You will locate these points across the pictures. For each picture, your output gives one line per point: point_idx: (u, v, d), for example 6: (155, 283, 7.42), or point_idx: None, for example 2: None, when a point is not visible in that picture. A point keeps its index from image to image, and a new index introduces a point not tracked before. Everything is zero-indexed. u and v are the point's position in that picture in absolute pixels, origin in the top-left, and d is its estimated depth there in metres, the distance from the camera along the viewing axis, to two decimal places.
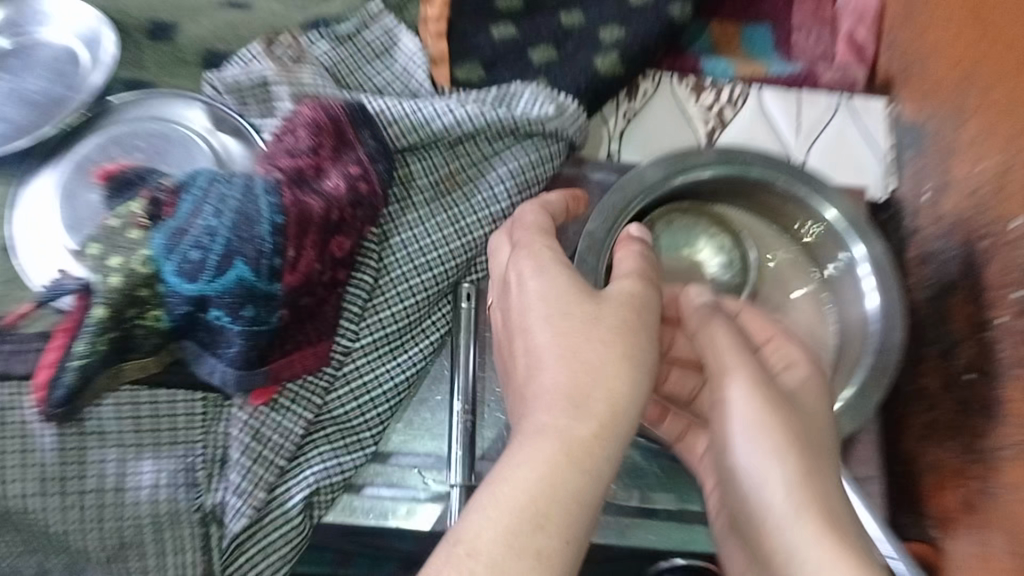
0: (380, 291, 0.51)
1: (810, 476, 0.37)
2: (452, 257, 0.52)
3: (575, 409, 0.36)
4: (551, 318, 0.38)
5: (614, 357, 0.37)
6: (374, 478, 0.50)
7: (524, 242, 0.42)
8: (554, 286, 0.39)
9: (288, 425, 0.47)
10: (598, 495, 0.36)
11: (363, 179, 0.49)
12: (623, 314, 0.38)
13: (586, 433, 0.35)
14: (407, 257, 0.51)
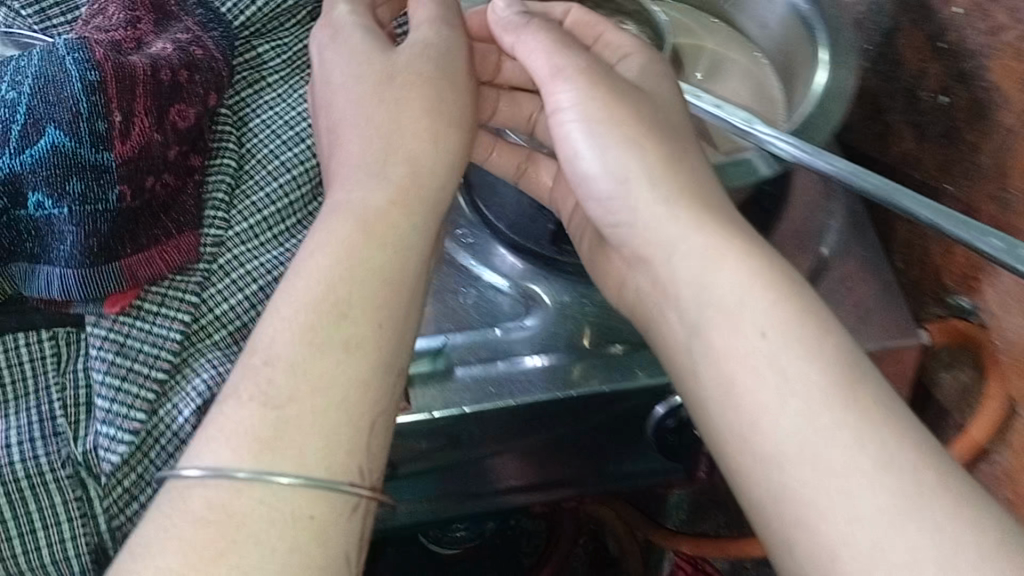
0: (248, 171, 0.47)
1: (666, 165, 0.38)
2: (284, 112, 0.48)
3: (377, 174, 0.36)
4: (359, 91, 0.38)
5: (426, 104, 0.38)
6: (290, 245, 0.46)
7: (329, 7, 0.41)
8: (353, 43, 0.39)
9: (165, 333, 0.43)
10: (427, 247, 0.35)
11: (213, 57, 0.45)
12: (424, 66, 0.39)
13: (381, 199, 0.35)
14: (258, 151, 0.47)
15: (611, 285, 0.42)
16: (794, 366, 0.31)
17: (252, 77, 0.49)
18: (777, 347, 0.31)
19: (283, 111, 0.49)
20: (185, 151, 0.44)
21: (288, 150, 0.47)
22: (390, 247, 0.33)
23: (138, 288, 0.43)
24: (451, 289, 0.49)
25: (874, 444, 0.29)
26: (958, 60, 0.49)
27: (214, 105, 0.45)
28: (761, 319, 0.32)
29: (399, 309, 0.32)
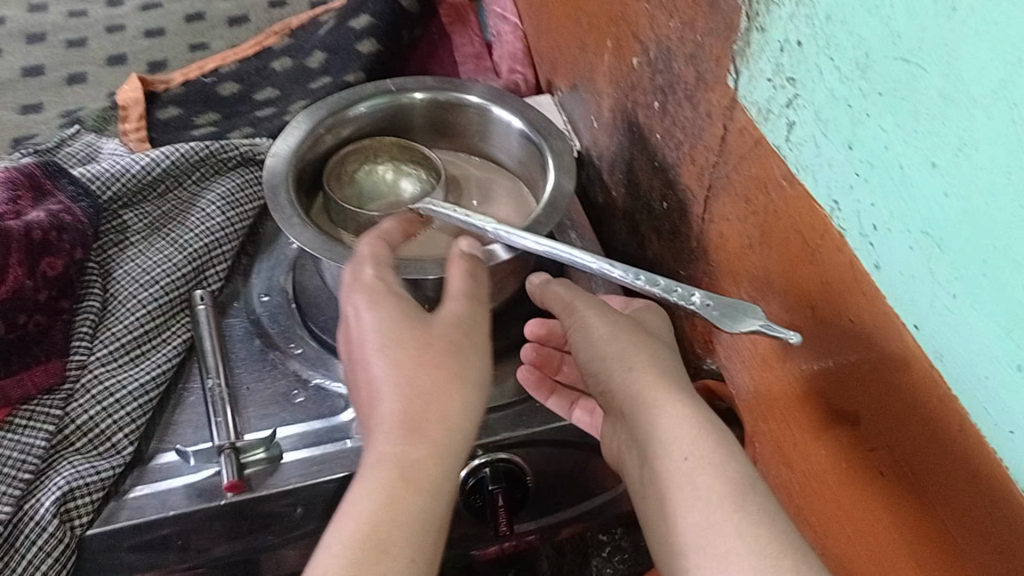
0: (107, 315, 0.68)
1: (628, 336, 0.55)
2: (180, 268, 0.72)
3: (413, 432, 0.45)
4: (387, 349, 0.49)
5: (434, 374, 0.47)
6: (135, 381, 0.65)
7: (357, 277, 0.54)
8: (389, 315, 0.51)
9: (32, 440, 0.60)
10: (446, 495, 0.45)
11: (38, 226, 0.66)
12: (439, 330, 0.50)
13: (418, 456, 0.45)
14: (127, 313, 0.69)
15: (610, 451, 0.58)
16: (701, 478, 0.48)
17: (117, 237, 0.74)
18: (698, 466, 0.48)
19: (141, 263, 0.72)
20: (56, 297, 0.66)
21: (148, 294, 0.70)
22: (424, 485, 0.44)
23: (9, 407, 0.61)
24: (287, 392, 0.66)
25: (757, 529, 0.45)
26: (665, 173, 0.68)
27: (81, 257, 0.68)
28: (686, 447, 0.49)
29: (436, 491, 0.44)
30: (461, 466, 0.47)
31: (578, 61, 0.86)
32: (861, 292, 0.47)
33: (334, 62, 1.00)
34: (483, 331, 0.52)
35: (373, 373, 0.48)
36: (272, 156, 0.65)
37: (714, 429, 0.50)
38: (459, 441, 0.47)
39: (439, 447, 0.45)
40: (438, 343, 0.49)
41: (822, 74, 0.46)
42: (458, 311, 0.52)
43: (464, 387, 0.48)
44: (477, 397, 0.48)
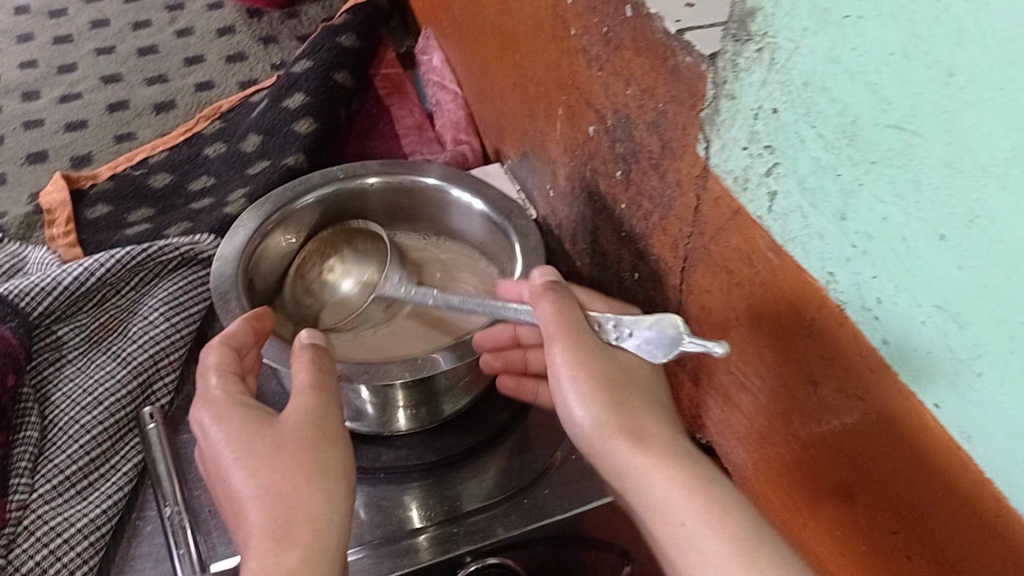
0: (48, 445, 0.63)
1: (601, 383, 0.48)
2: (124, 385, 0.67)
3: (283, 537, 0.43)
4: (238, 461, 0.47)
5: (302, 475, 0.46)
6: (84, 518, 0.59)
7: (202, 392, 0.52)
8: (234, 424, 0.49)
9: None
10: None
11: None
12: (290, 428, 0.48)
13: (292, 559, 0.43)
14: (69, 441, 0.63)
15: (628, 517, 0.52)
16: (705, 542, 0.42)
17: (52, 355, 0.68)
18: (697, 532, 0.42)
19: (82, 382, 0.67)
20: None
21: (91, 418, 0.64)
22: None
23: None
24: None
25: None
26: (634, 242, 0.66)
27: (13, 385, 0.63)
28: (682, 513, 0.43)
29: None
30: (341, 559, 0.45)
31: (527, 129, 0.84)
32: (867, 365, 0.44)
33: (270, 145, 0.96)
34: (335, 424, 0.50)
35: (232, 487, 0.46)
36: (218, 260, 0.61)
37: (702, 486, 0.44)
38: (327, 534, 0.45)
39: (317, 546, 0.44)
40: (295, 444, 0.47)
41: (804, 141, 0.44)
42: (303, 403, 0.50)
43: (331, 484, 0.47)
44: (342, 495, 0.47)
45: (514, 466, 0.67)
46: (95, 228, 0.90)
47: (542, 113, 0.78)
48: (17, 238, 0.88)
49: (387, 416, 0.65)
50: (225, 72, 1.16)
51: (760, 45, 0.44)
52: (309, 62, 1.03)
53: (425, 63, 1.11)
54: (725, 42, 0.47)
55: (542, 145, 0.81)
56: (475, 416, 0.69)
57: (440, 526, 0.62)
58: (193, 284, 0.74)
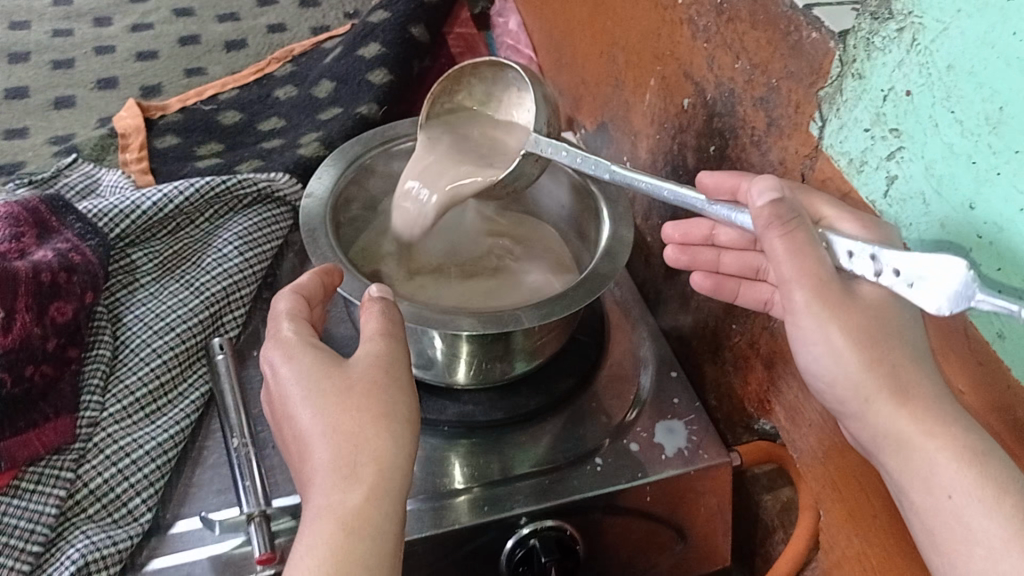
0: (119, 365, 0.63)
1: (846, 322, 0.43)
2: (196, 314, 0.67)
3: (348, 480, 0.43)
4: (306, 400, 0.47)
5: (371, 418, 0.45)
6: (152, 440, 0.60)
7: (274, 332, 0.51)
8: (302, 365, 0.48)
9: (43, 506, 0.54)
10: (394, 531, 0.43)
11: (42, 270, 0.61)
12: (359, 370, 0.47)
13: (355, 500, 0.43)
14: (141, 364, 0.63)
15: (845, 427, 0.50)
16: (976, 521, 0.39)
17: (126, 279, 0.68)
18: (968, 508, 0.40)
19: (154, 307, 0.67)
20: (63, 345, 0.60)
21: (162, 343, 0.64)
22: (376, 525, 0.43)
23: (17, 468, 0.55)
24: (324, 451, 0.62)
25: None
26: None
27: (91, 302, 0.63)
28: (950, 483, 0.41)
29: (385, 535, 0.43)
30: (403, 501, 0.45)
31: (609, 99, 0.83)
32: (977, 358, 0.44)
33: (343, 92, 0.96)
34: (404, 365, 0.49)
35: (301, 422, 0.46)
36: (307, 196, 0.61)
37: (975, 454, 0.40)
38: (394, 480, 0.44)
39: (384, 489, 0.44)
40: (366, 384, 0.47)
41: (938, 126, 0.43)
42: (373, 343, 0.49)
43: (401, 428, 0.46)
44: (410, 436, 0.46)
45: (577, 432, 0.66)
46: (164, 157, 0.90)
47: (630, 83, 0.77)
48: (88, 160, 0.88)
49: (453, 367, 0.64)
50: (297, 16, 1.16)
51: (902, 25, 0.44)
52: (386, 11, 1.02)
53: (500, 27, 1.11)
54: (861, 20, 0.46)
55: (624, 116, 0.80)
56: (540, 380, 0.69)
57: (483, 486, 0.62)
58: (269, 222, 0.74)
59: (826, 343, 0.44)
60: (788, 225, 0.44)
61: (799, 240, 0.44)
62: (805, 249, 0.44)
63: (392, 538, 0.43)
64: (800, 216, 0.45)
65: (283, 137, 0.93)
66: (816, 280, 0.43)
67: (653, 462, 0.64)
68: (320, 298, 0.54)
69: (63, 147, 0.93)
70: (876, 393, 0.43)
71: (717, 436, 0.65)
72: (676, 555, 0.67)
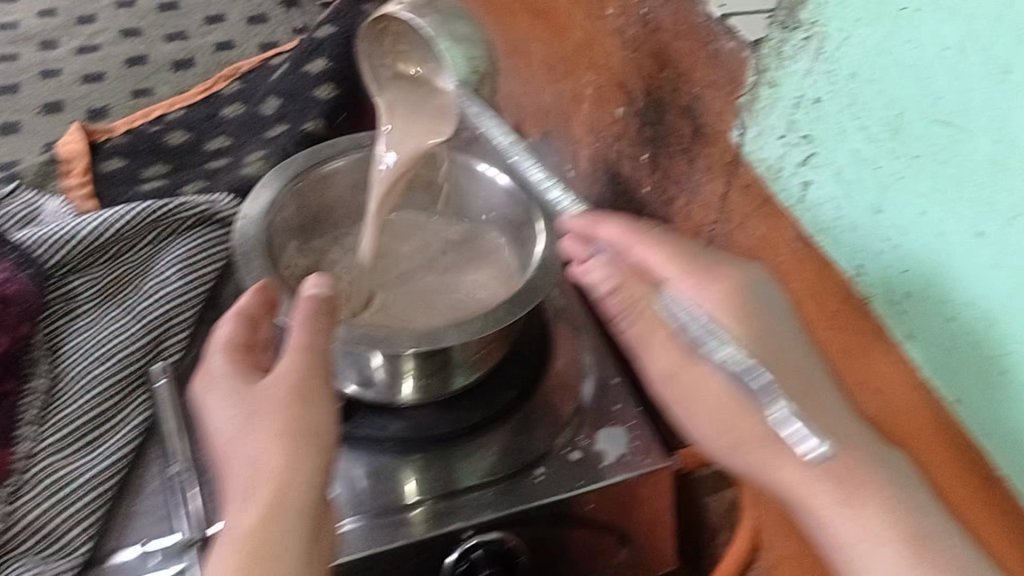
0: (58, 395, 0.63)
1: (705, 407, 0.46)
2: (136, 339, 0.67)
3: (245, 502, 0.46)
4: (221, 427, 0.49)
5: (270, 439, 0.48)
6: (91, 469, 0.59)
7: (206, 363, 0.53)
8: (221, 390, 0.51)
9: None
10: (297, 547, 0.45)
11: None
12: (269, 389, 0.50)
13: (248, 522, 0.45)
14: (79, 393, 0.63)
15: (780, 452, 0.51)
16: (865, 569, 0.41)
17: (65, 307, 0.68)
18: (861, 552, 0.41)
19: (93, 334, 0.67)
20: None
21: (100, 370, 0.64)
22: (270, 544, 0.45)
23: None
24: None
25: None
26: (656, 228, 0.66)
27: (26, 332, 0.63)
28: (837, 532, 0.42)
29: (285, 553, 0.45)
30: (310, 517, 0.47)
31: (551, 108, 0.83)
32: (884, 361, 0.44)
33: (289, 109, 0.95)
34: (321, 382, 0.50)
35: (220, 447, 0.49)
36: (241, 218, 0.61)
37: (863, 493, 0.41)
38: (292, 500, 0.46)
39: (284, 508, 0.46)
40: (271, 408, 0.49)
41: (845, 133, 0.43)
42: (286, 360, 0.50)
43: (305, 446, 0.48)
44: (316, 455, 0.48)
45: (522, 443, 0.66)
46: (109, 180, 0.90)
47: (569, 92, 0.78)
48: (32, 187, 0.88)
49: (397, 384, 0.64)
50: (245, 33, 1.15)
51: (808, 33, 0.44)
52: (331, 26, 1.02)
53: None
54: (771, 29, 0.47)
55: (565, 125, 0.80)
56: (484, 392, 0.69)
57: (437, 499, 0.63)
58: (211, 242, 0.74)
59: (700, 423, 0.47)
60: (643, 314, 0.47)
61: (646, 333, 0.47)
62: (649, 342, 0.47)
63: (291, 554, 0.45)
64: (642, 300, 0.47)
65: (229, 156, 0.93)
66: (676, 373, 0.47)
67: (597, 470, 0.64)
68: (260, 318, 0.56)
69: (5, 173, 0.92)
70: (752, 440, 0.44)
71: (660, 441, 0.66)
72: (621, 560, 0.67)
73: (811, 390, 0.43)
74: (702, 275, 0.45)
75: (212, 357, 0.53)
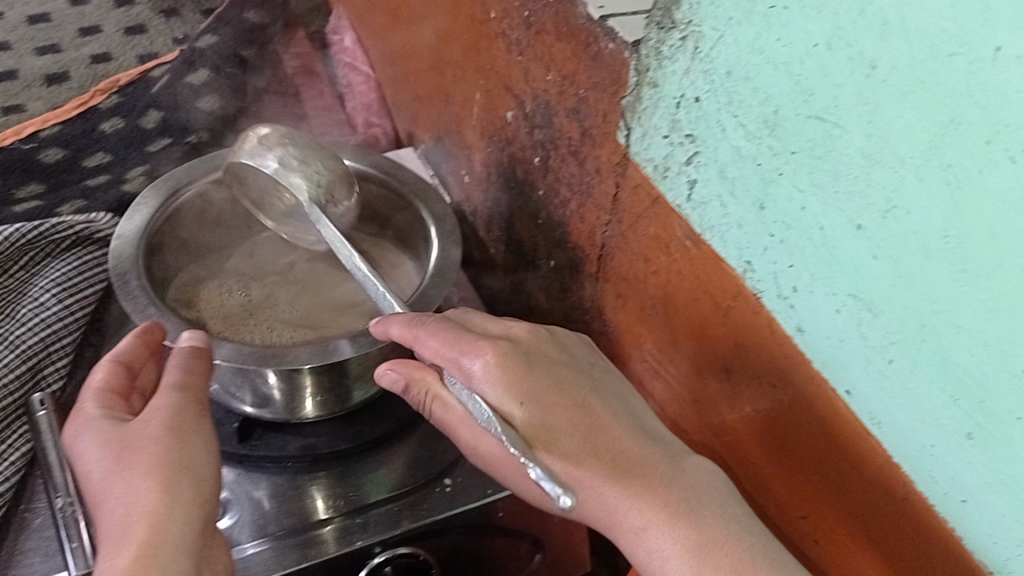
0: None
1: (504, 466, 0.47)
2: (12, 370, 0.63)
3: (120, 543, 0.44)
4: (93, 471, 0.48)
5: (145, 476, 0.46)
6: None
7: (78, 409, 0.51)
8: (91, 433, 0.49)
9: None
10: None
11: None
12: (144, 429, 0.48)
13: (124, 561, 0.43)
14: None
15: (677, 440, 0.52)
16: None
17: None
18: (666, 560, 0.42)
19: None
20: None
21: None
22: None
23: None
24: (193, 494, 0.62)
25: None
26: (552, 231, 0.66)
27: None
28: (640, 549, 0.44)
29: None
30: (190, 556, 0.45)
31: (442, 114, 0.83)
32: (780, 353, 0.45)
33: (172, 122, 0.92)
34: (194, 420, 0.50)
35: (91, 489, 0.48)
36: (117, 237, 0.58)
37: (666, 504, 0.43)
38: (170, 537, 0.45)
39: (161, 546, 0.44)
40: (144, 445, 0.48)
41: (725, 131, 0.44)
42: (159, 402, 0.50)
43: (181, 481, 0.47)
44: (192, 489, 0.47)
45: (427, 454, 0.66)
46: None
47: (459, 97, 0.77)
48: None
49: (295, 401, 0.62)
50: (123, 45, 1.11)
51: (684, 33, 0.44)
52: (213, 35, 0.99)
53: (336, 45, 1.08)
54: (649, 30, 0.47)
55: (458, 131, 0.80)
56: (386, 405, 0.68)
57: (345, 516, 0.61)
58: (91, 264, 0.71)
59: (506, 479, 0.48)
60: (436, 401, 0.49)
61: (443, 420, 0.49)
62: (447, 427, 0.49)
63: None
64: (430, 390, 0.49)
65: (110, 172, 0.89)
66: (477, 447, 0.48)
67: None
68: (142, 363, 0.54)
69: None
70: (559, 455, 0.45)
71: None
72: (538, 564, 0.66)
73: (587, 430, 0.45)
74: (467, 347, 0.46)
75: (83, 401, 0.51)
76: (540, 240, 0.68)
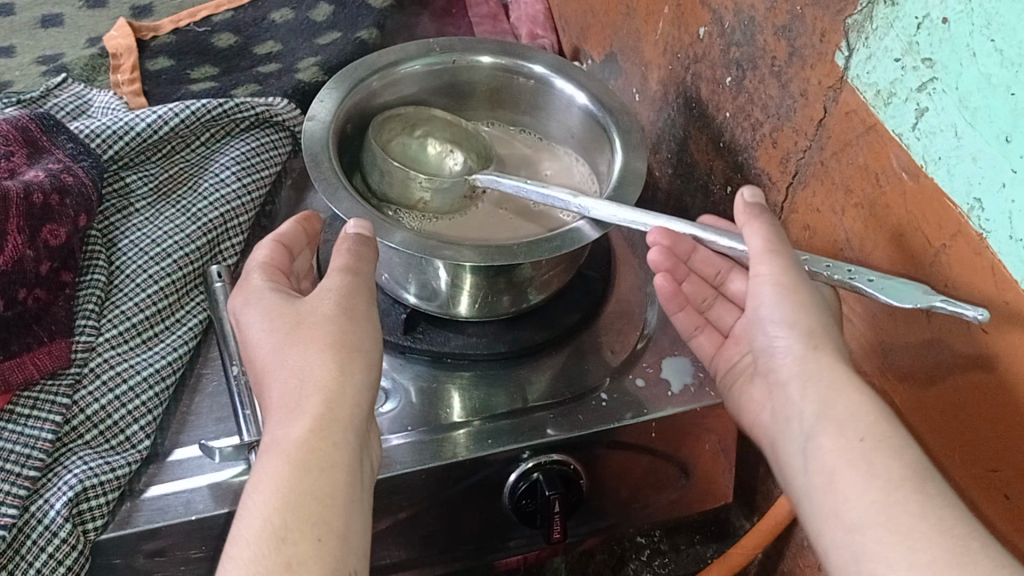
0: (117, 289, 0.62)
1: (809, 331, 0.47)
2: (193, 241, 0.65)
3: (293, 412, 0.45)
4: (265, 339, 0.49)
5: (320, 350, 0.47)
6: (149, 366, 0.59)
7: (245, 280, 0.53)
8: (262, 306, 0.50)
9: (38, 432, 0.53)
10: (345, 461, 0.45)
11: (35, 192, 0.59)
12: (321, 305, 0.49)
13: (296, 434, 0.44)
14: (137, 289, 0.62)
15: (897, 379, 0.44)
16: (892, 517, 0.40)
17: (121, 203, 0.67)
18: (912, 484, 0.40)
19: (146, 230, 0.65)
20: (56, 269, 0.59)
21: (156, 268, 0.63)
22: (324, 456, 0.44)
23: (11, 392, 0.54)
24: None
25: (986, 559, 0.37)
26: (734, 154, 0.64)
27: (85, 225, 0.61)
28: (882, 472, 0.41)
29: (335, 466, 0.44)
30: (357, 439, 0.46)
31: (620, 29, 0.80)
32: (1004, 304, 0.42)
33: (343, 17, 0.92)
34: (364, 304, 0.50)
35: (261, 357, 0.48)
36: (311, 120, 0.60)
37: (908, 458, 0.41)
38: (341, 418, 0.46)
39: (332, 424, 0.45)
40: (319, 322, 0.48)
41: (975, 56, 0.41)
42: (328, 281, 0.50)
43: (355, 363, 0.47)
44: (363, 371, 0.48)
45: (581, 368, 0.65)
46: (161, 79, 0.87)
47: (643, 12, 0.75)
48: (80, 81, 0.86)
49: (456, 299, 0.62)
50: None
51: None
52: None
53: None
54: None
55: (635, 47, 0.77)
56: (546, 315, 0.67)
57: (483, 420, 0.62)
58: (264, 147, 0.73)
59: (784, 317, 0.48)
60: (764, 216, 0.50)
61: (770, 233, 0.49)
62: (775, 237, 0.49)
63: (342, 470, 0.44)
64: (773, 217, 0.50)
65: (281, 61, 0.90)
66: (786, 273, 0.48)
67: (656, 400, 0.63)
68: (300, 244, 0.57)
69: (52, 65, 0.90)
70: (816, 359, 0.46)
71: None
72: (675, 492, 0.66)
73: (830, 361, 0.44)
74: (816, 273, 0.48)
75: (252, 270, 0.53)
76: (719, 163, 0.66)
